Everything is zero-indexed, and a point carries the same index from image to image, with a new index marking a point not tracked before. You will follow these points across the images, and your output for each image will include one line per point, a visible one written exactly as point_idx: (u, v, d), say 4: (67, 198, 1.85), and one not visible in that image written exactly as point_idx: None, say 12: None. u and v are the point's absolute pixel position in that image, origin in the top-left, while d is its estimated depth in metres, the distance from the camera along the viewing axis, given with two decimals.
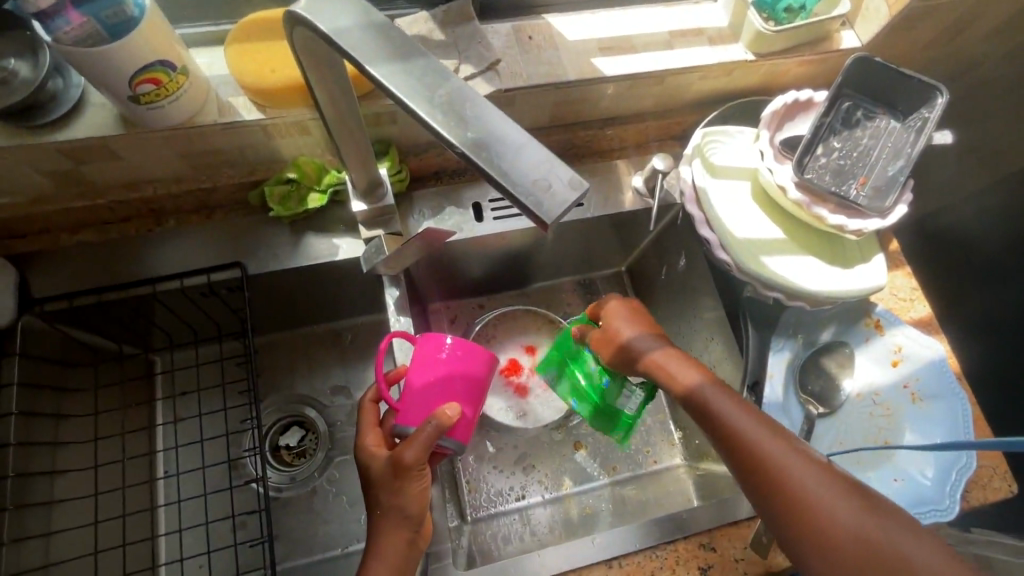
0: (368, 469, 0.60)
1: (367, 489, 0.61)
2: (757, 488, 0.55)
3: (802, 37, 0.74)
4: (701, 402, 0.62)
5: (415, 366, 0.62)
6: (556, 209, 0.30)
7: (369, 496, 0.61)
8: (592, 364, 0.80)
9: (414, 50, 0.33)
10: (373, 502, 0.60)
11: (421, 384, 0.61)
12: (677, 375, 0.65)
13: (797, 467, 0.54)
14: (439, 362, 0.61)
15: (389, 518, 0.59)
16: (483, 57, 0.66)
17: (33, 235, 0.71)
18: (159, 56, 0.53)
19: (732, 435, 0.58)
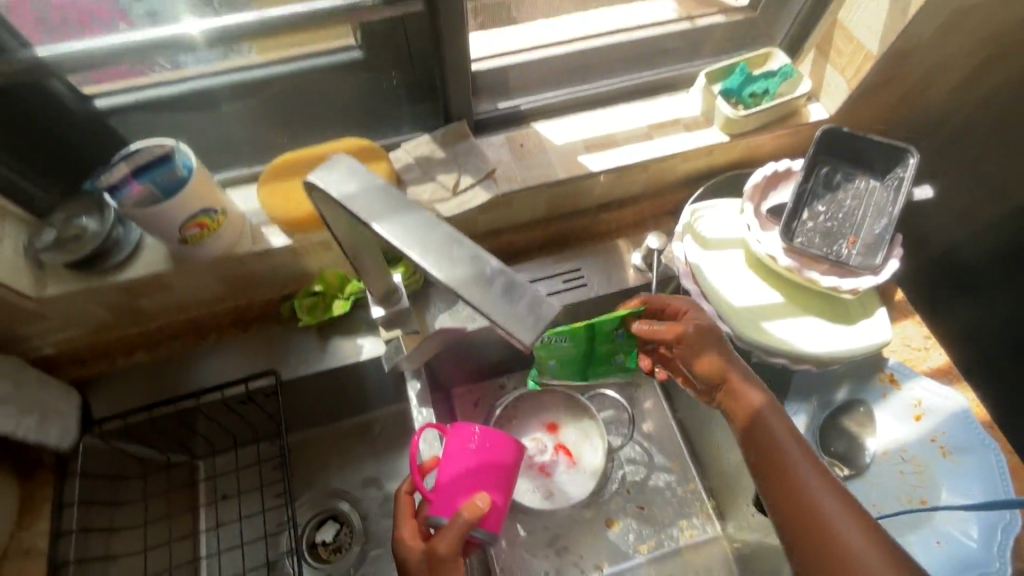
0: (404, 562, 0.61)
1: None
2: (796, 531, 0.57)
3: (772, 115, 0.80)
4: (766, 436, 0.61)
5: (447, 457, 0.64)
6: (534, 331, 0.35)
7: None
8: (619, 353, 0.75)
9: (407, 203, 0.40)
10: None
11: (451, 475, 0.63)
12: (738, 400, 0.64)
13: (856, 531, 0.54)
14: (469, 452, 0.64)
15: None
16: (481, 168, 0.75)
17: (95, 360, 0.80)
18: (203, 204, 0.62)
19: (795, 479, 0.58)
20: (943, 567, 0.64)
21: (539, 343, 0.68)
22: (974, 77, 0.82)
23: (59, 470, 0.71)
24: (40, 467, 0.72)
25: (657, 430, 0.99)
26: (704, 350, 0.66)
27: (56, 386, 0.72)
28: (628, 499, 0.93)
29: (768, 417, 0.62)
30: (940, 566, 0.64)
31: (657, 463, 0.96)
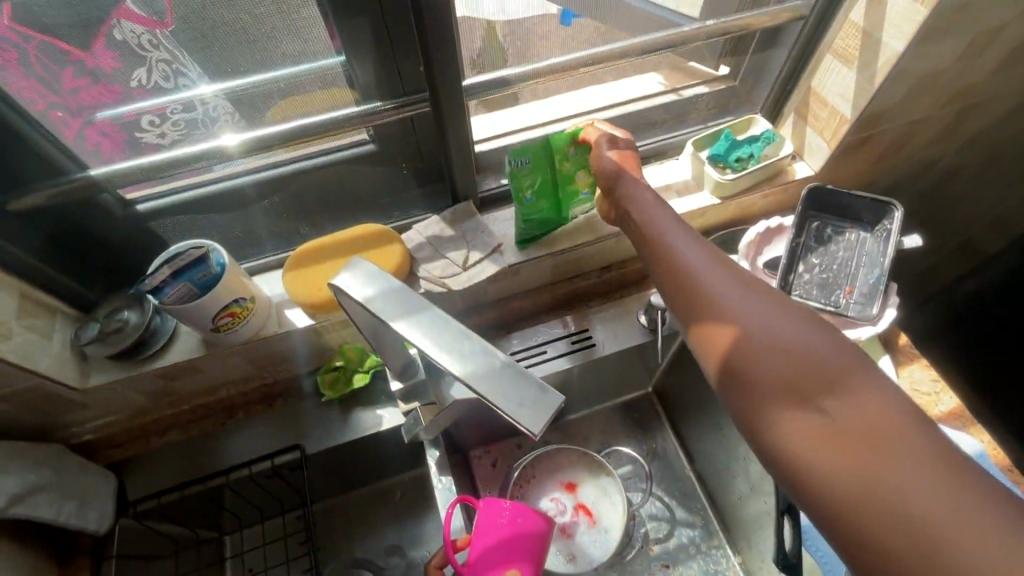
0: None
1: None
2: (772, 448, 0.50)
3: (758, 176, 0.85)
4: (746, 362, 0.52)
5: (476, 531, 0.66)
6: (540, 419, 0.38)
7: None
8: (580, 171, 0.76)
9: (422, 303, 0.44)
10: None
11: (481, 551, 0.64)
12: (711, 327, 0.54)
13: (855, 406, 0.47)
14: (500, 525, 0.65)
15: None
16: (487, 244, 0.81)
17: (130, 442, 0.84)
18: (233, 295, 0.68)
19: (785, 395, 0.49)
20: None
21: (505, 170, 0.74)
22: (950, 129, 0.86)
23: (96, 554, 0.74)
24: (79, 550, 0.75)
25: (677, 484, 0.99)
26: (666, 263, 0.59)
27: (95, 470, 0.76)
28: (652, 557, 0.92)
29: (745, 343, 0.52)
30: None
31: (679, 519, 0.96)
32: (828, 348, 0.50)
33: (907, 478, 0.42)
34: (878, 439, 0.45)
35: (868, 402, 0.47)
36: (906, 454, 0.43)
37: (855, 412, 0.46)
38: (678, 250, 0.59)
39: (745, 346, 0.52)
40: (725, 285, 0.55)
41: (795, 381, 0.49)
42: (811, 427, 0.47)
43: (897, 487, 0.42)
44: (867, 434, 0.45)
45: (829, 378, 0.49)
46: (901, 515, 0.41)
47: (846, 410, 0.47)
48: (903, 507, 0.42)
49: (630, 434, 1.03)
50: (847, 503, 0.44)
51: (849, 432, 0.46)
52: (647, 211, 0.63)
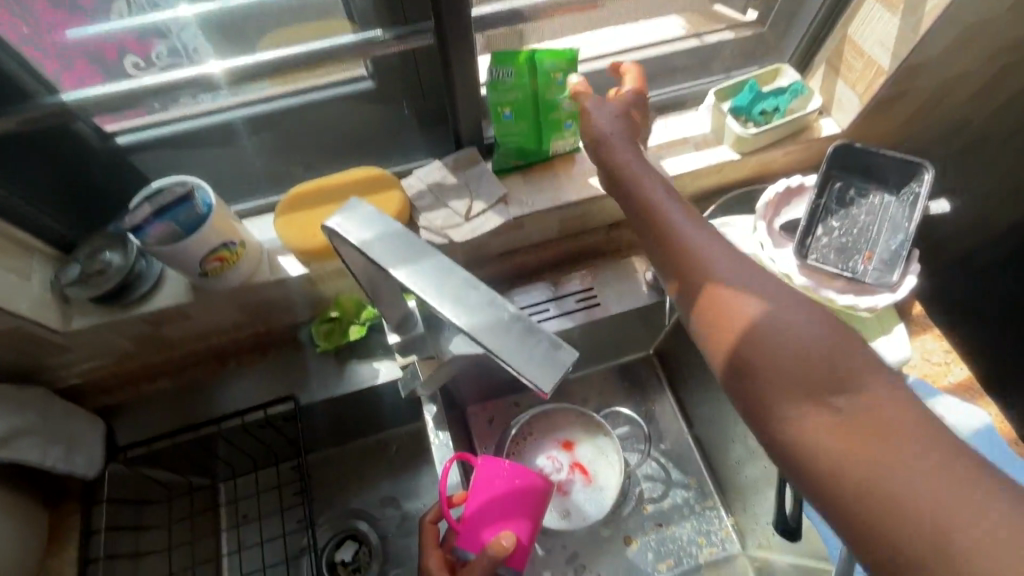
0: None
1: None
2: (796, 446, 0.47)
3: (783, 132, 0.80)
4: (766, 348, 0.49)
5: (473, 488, 0.65)
6: (552, 377, 0.35)
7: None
8: (566, 99, 0.72)
9: (424, 249, 0.40)
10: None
11: (478, 508, 0.63)
12: (728, 304, 0.51)
13: (858, 399, 0.45)
14: (498, 484, 0.64)
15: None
16: (492, 193, 0.76)
17: (118, 388, 0.81)
18: (223, 238, 0.64)
19: (800, 380, 0.47)
20: None
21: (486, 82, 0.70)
22: (990, 87, 0.81)
23: (87, 499, 0.73)
24: (69, 495, 0.74)
25: (674, 446, 0.99)
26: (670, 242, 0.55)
27: (82, 415, 0.74)
28: (646, 516, 0.92)
29: (769, 329, 0.49)
30: None
31: (674, 480, 0.96)
32: (843, 340, 0.48)
33: (906, 463, 0.41)
34: (877, 429, 0.43)
35: (874, 400, 0.45)
36: (909, 442, 0.42)
37: (856, 402, 0.45)
38: (684, 234, 0.55)
39: (749, 343, 0.49)
40: (726, 271, 0.52)
41: (799, 383, 0.47)
42: (807, 419, 0.46)
43: (894, 474, 0.41)
44: (872, 429, 0.43)
45: (837, 379, 0.46)
46: (906, 507, 0.40)
47: (849, 404, 0.45)
48: (907, 499, 0.40)
49: (629, 395, 1.02)
50: (846, 497, 0.43)
51: (848, 424, 0.44)
52: (647, 183, 0.59)
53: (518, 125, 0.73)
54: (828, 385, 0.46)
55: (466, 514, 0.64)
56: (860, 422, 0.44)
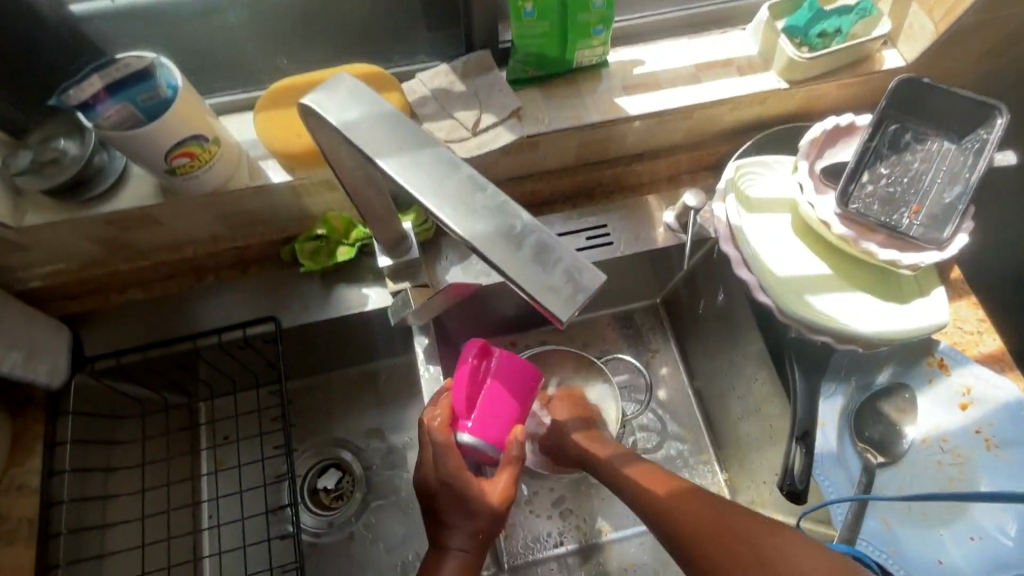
0: (478, 506, 0.59)
1: (475, 525, 0.59)
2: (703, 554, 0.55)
3: (841, 59, 0.70)
4: (662, 507, 0.60)
5: (505, 385, 0.62)
6: (570, 304, 0.28)
7: (470, 532, 0.59)
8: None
9: (425, 140, 0.33)
10: (467, 538, 0.59)
11: (509, 407, 0.63)
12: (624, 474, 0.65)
13: (744, 525, 0.55)
14: (527, 384, 0.63)
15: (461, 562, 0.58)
16: (505, 105, 0.66)
17: (86, 295, 0.75)
18: (193, 131, 0.56)
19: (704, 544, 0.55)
20: (977, 564, 0.60)
21: None
22: None
23: (52, 409, 0.69)
24: (32, 403, 0.69)
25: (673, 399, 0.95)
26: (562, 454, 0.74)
27: (43, 320, 0.68)
28: None
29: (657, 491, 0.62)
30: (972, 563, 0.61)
31: (671, 433, 0.90)
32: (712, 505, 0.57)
33: (788, 553, 0.52)
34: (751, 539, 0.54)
35: (708, 513, 0.57)
36: (771, 532, 0.54)
37: (732, 517, 0.56)
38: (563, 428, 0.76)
39: (663, 513, 0.59)
40: (637, 468, 0.66)
41: (715, 542, 0.55)
42: (720, 534, 0.55)
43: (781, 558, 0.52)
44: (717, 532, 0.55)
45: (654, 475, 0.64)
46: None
47: (741, 525, 0.55)
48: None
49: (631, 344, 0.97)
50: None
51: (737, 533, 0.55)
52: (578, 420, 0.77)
53: (541, 25, 0.63)
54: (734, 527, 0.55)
55: (484, 418, 0.61)
56: (753, 548, 0.53)
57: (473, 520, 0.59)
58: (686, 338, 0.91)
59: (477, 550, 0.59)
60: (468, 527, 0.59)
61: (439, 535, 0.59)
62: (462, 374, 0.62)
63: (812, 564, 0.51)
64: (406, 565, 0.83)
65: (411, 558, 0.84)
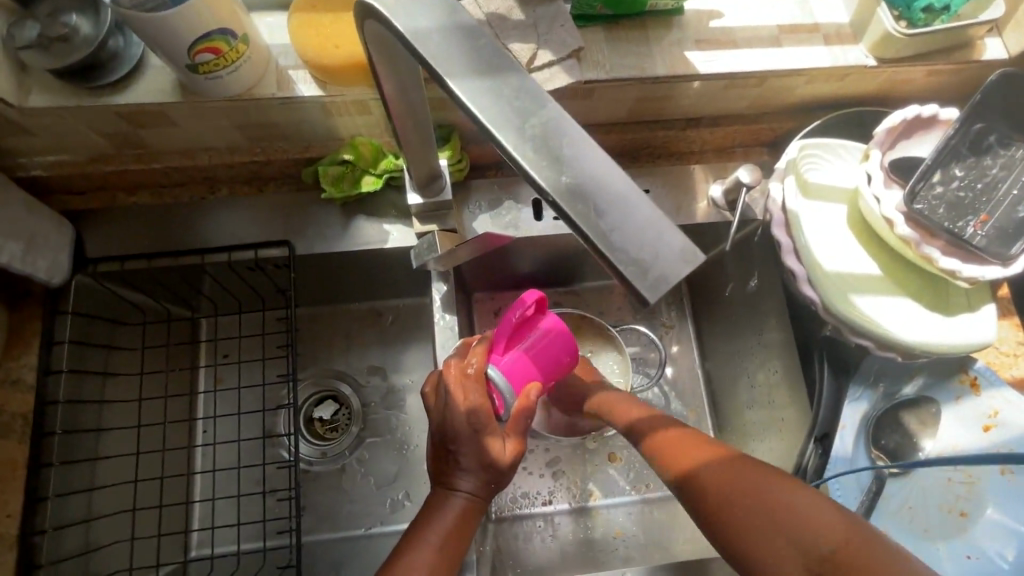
0: (495, 456, 0.57)
1: (489, 473, 0.58)
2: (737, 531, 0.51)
3: (940, 42, 0.63)
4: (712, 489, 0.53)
5: (548, 347, 0.65)
6: (657, 281, 0.25)
7: (480, 479, 0.58)
8: None
9: (504, 63, 0.28)
10: (476, 484, 0.58)
11: (539, 367, 0.65)
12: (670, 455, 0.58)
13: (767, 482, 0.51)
14: (562, 359, 0.66)
15: (465, 504, 0.57)
16: (565, 43, 0.59)
17: (92, 192, 0.71)
18: (220, 24, 0.50)
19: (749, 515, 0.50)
20: None
21: None
22: None
23: (50, 306, 0.66)
24: (32, 298, 0.66)
25: None
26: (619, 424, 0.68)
27: (45, 213, 0.64)
28: None
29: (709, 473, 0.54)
30: None
31: (673, 410, 0.86)
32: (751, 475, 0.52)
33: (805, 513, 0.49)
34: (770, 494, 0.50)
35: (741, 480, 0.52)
36: (787, 488, 0.51)
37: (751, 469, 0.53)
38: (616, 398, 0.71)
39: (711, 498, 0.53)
40: (674, 445, 0.58)
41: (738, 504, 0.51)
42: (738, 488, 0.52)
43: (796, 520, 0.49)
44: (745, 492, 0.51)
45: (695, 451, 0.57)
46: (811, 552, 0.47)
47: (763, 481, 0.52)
48: (808, 542, 0.47)
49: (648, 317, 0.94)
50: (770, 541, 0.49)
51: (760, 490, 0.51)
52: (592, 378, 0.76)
53: None
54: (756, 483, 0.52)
55: (514, 368, 0.63)
56: (771, 505, 0.50)
57: (486, 469, 0.57)
58: (705, 319, 0.88)
59: (481, 495, 0.58)
60: (479, 476, 0.58)
61: (449, 474, 0.58)
62: (515, 314, 0.61)
63: (824, 519, 0.48)
64: (395, 504, 0.83)
65: (400, 497, 0.84)
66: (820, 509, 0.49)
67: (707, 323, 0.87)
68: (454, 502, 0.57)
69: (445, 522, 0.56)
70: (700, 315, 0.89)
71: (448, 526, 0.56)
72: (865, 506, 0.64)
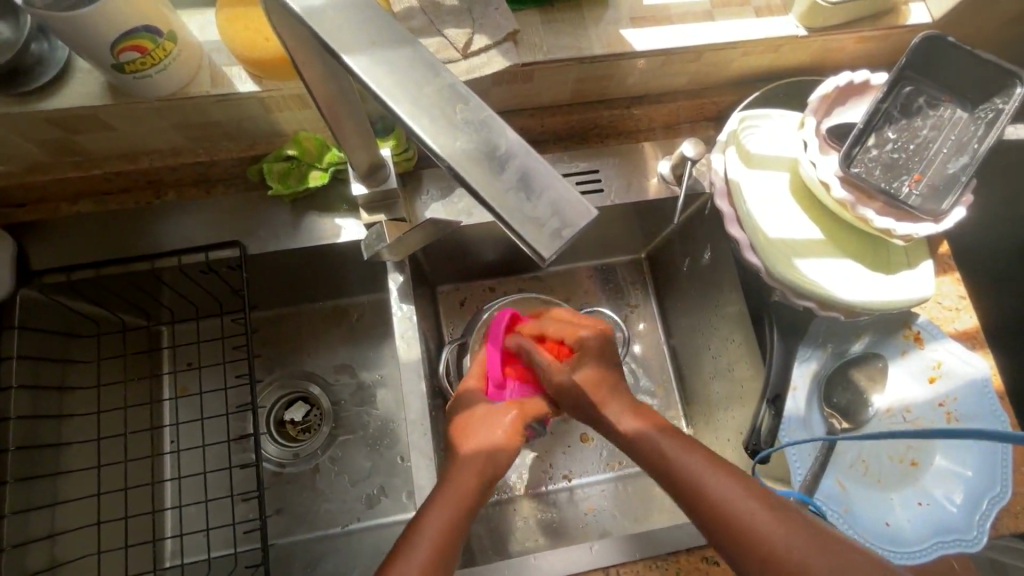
0: (487, 441, 0.58)
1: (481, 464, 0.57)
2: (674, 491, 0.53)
3: (866, 9, 0.64)
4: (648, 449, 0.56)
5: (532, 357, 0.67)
6: (553, 235, 0.25)
7: (471, 471, 0.56)
8: None
9: (400, 37, 0.29)
10: (471, 472, 0.56)
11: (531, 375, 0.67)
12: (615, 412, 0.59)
13: (709, 475, 0.51)
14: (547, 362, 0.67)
15: (459, 493, 0.54)
16: (500, 25, 0.59)
17: (32, 204, 0.69)
18: (145, 21, 0.49)
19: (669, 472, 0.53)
20: (919, 525, 0.63)
21: None
22: None
23: None
24: None
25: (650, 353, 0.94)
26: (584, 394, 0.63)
27: None
28: None
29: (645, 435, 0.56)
30: (917, 525, 0.63)
31: (641, 387, 0.88)
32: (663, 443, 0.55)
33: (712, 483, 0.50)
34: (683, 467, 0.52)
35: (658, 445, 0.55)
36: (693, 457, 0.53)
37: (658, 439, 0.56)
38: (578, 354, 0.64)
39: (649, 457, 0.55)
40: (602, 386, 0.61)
41: (666, 474, 0.53)
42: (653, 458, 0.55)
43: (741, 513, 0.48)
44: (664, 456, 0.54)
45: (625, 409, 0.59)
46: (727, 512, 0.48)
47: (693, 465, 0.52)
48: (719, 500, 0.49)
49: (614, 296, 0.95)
50: (731, 542, 0.48)
51: (701, 479, 0.51)
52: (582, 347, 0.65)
53: None
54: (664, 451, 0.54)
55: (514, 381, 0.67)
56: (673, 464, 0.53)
57: (479, 461, 0.57)
58: (666, 295, 0.90)
59: (473, 489, 0.55)
60: (472, 467, 0.56)
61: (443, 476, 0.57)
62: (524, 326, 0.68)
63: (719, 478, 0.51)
64: (371, 499, 0.83)
65: (376, 492, 0.84)
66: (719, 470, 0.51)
67: (669, 299, 0.89)
68: (450, 492, 0.54)
69: (436, 517, 0.52)
70: (661, 291, 0.91)
71: (444, 518, 0.52)
72: (820, 463, 0.66)
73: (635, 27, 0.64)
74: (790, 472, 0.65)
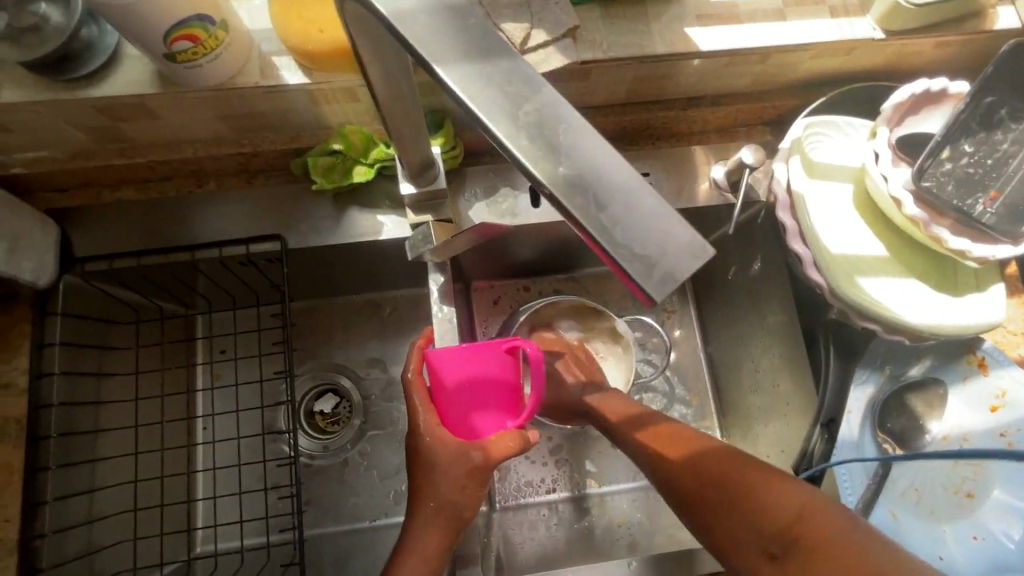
0: (453, 468, 0.55)
1: (448, 517, 0.56)
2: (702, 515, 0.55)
3: (950, 12, 0.60)
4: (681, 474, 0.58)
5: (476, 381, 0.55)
6: (662, 274, 0.24)
7: (459, 469, 0.55)
8: None
9: (498, 47, 0.27)
10: (433, 535, 0.55)
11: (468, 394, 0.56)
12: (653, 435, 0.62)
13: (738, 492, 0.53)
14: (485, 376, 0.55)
15: (428, 556, 0.55)
16: (560, 21, 0.56)
17: (75, 189, 0.69)
18: (197, 9, 0.47)
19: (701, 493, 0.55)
20: (975, 562, 0.60)
21: None
22: None
23: (39, 308, 0.64)
24: (19, 300, 0.64)
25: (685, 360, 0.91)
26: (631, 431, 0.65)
27: (30, 214, 0.62)
28: None
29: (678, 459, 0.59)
30: (972, 561, 0.61)
31: (677, 396, 0.85)
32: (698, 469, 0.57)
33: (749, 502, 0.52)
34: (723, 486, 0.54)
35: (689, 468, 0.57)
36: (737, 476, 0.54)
37: (696, 461, 0.57)
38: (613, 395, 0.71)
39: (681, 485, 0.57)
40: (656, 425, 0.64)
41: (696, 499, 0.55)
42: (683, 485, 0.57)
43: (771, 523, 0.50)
44: (692, 484, 0.56)
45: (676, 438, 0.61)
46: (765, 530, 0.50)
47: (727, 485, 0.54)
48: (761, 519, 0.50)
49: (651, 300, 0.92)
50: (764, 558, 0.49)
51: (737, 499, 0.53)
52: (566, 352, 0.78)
53: None
54: (698, 474, 0.56)
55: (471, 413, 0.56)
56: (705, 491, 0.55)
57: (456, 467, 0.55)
58: (707, 303, 0.87)
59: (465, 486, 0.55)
60: (435, 525, 0.55)
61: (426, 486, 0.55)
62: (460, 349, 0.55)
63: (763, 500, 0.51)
64: (398, 496, 0.83)
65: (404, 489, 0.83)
66: (759, 487, 0.52)
67: (710, 307, 0.86)
68: (438, 500, 0.55)
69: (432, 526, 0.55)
70: (702, 298, 0.88)
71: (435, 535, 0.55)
72: (872, 490, 0.63)
73: (700, 26, 0.60)
74: (841, 496, 0.63)
